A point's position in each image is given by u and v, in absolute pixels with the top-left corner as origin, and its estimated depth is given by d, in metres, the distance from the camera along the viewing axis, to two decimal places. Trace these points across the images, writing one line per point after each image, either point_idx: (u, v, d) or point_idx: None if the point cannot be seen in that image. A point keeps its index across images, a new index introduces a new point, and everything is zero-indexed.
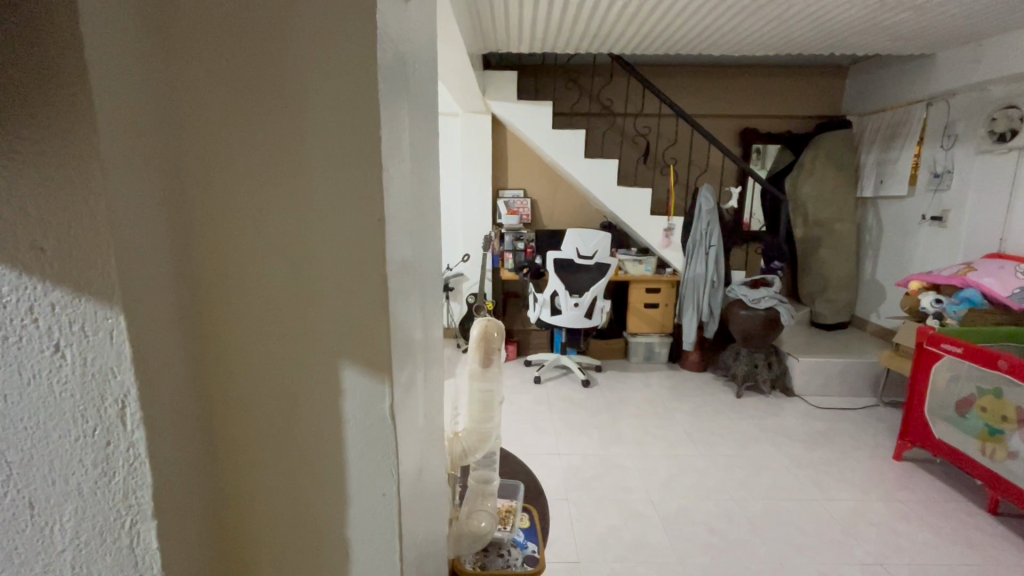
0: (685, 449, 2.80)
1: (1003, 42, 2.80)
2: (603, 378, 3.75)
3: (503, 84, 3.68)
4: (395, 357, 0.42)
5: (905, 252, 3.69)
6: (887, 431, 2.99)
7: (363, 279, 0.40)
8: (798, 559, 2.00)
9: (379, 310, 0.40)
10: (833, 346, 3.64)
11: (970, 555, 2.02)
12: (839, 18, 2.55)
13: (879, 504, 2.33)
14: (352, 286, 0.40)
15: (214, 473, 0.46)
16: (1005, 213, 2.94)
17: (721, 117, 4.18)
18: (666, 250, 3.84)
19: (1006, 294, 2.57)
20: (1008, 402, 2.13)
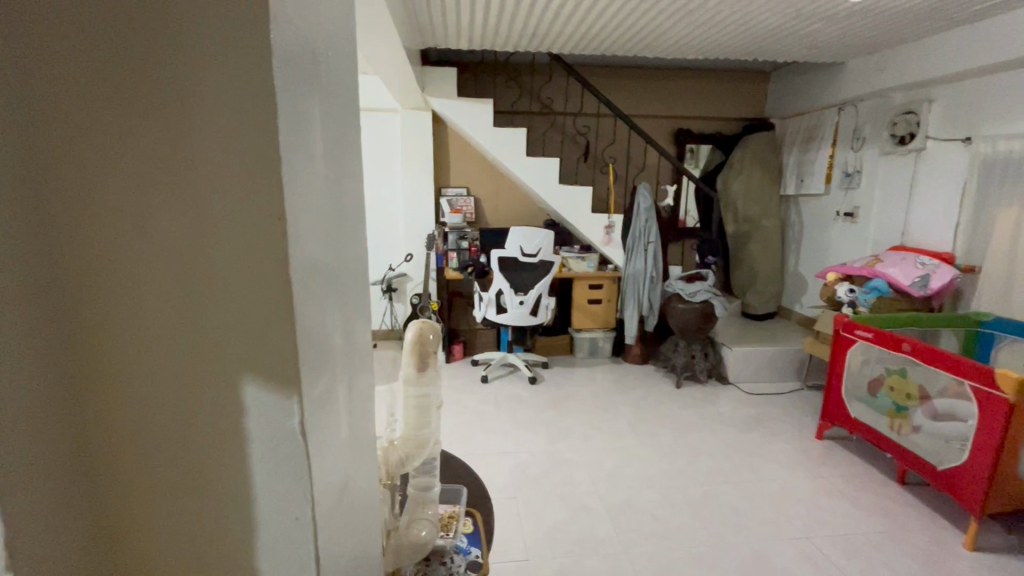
0: (629, 439, 2.88)
1: (903, 54, 3.08)
2: (550, 374, 3.79)
3: (443, 82, 3.63)
4: (305, 369, 0.38)
5: (823, 246, 3.98)
6: (810, 413, 3.22)
7: (262, 287, 0.36)
8: (735, 538, 2.10)
9: (280, 320, 0.37)
10: (762, 335, 3.87)
11: (882, 522, 2.20)
12: (761, 27, 2.71)
13: (805, 481, 2.49)
14: (249, 294, 0.36)
15: (89, 503, 0.41)
16: (907, 209, 3.23)
17: (657, 117, 4.33)
18: (608, 247, 3.93)
19: (908, 283, 2.83)
20: (912, 380, 2.34)
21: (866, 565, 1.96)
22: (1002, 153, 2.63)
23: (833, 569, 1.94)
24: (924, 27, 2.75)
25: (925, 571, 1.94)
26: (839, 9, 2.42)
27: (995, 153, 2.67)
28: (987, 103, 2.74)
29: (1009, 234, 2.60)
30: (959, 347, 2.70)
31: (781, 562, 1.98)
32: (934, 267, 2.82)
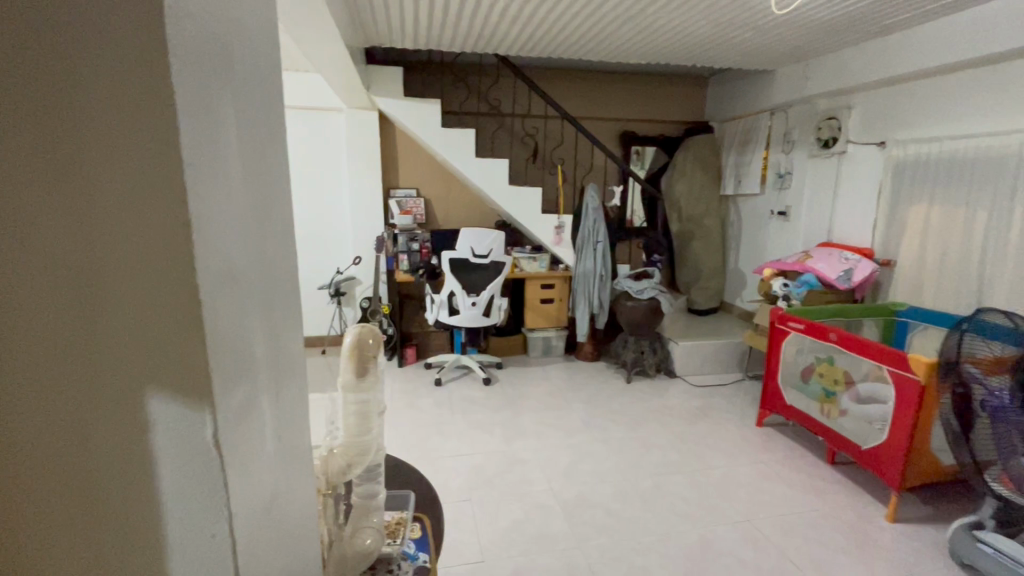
0: (582, 436, 2.94)
1: (825, 63, 3.30)
2: (504, 374, 3.80)
3: (389, 81, 3.57)
4: (220, 380, 0.37)
5: (759, 243, 4.20)
6: (751, 402, 3.39)
7: (167, 296, 0.34)
8: (682, 526, 2.18)
9: (188, 329, 0.35)
10: (706, 329, 4.04)
11: (815, 501, 2.35)
12: (695, 34, 2.83)
13: (746, 467, 2.63)
14: (151, 303, 0.34)
15: None
16: (832, 208, 3.47)
17: (603, 120, 4.44)
18: (558, 247, 3.98)
19: (835, 277, 3.04)
20: (838, 367, 2.52)
21: (802, 543, 2.08)
22: (912, 155, 2.87)
23: (773, 549, 2.05)
24: (842, 39, 2.96)
25: (853, 544, 2.08)
26: (767, 20, 2.58)
27: (906, 156, 2.91)
28: (898, 110, 2.99)
29: (919, 229, 2.84)
30: (879, 335, 2.92)
31: (725, 545, 2.07)
32: (856, 261, 3.03)
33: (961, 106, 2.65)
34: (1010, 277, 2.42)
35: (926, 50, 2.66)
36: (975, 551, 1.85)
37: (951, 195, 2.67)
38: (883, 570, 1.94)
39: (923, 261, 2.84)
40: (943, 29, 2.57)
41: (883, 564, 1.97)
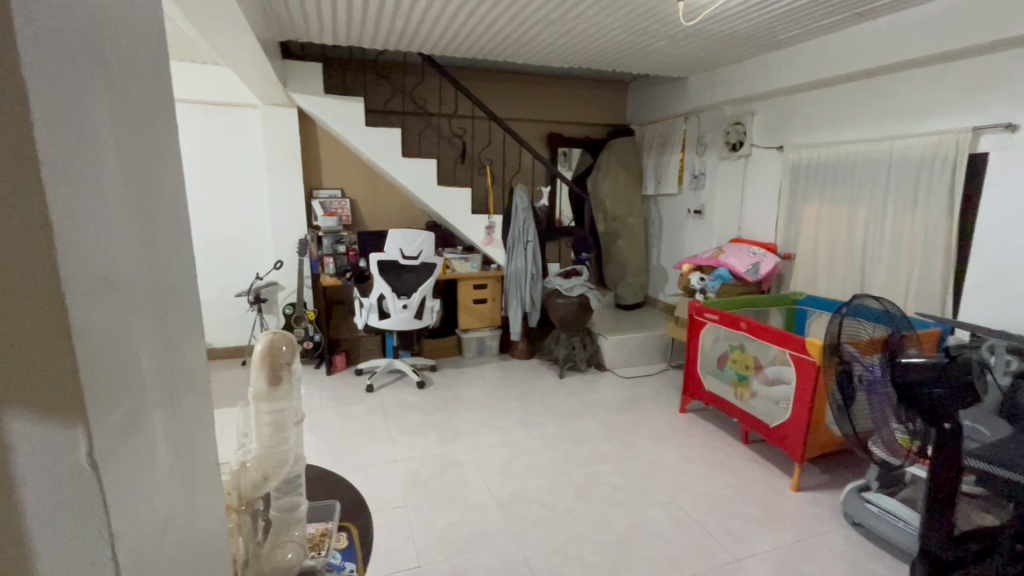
0: (517, 433, 2.97)
1: (730, 73, 3.57)
2: (438, 377, 3.77)
3: (308, 77, 3.42)
4: (90, 399, 0.34)
5: (678, 240, 4.46)
6: (674, 390, 3.59)
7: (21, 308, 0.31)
8: (614, 512, 2.27)
9: (46, 346, 0.32)
10: (633, 323, 4.23)
11: (732, 479, 2.54)
12: (613, 40, 2.95)
13: (671, 452, 2.79)
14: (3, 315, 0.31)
15: None
16: (741, 207, 3.75)
17: (529, 121, 4.53)
18: (489, 247, 3.99)
19: (744, 270, 3.30)
20: (749, 353, 2.72)
21: (721, 518, 2.24)
22: (806, 158, 3.16)
23: (695, 526, 2.18)
24: (744, 51, 3.21)
25: (764, 515, 2.27)
26: (676, 30, 2.74)
27: (801, 159, 3.20)
28: (794, 118, 3.29)
29: (813, 225, 3.14)
30: (784, 323, 3.19)
31: (654, 526, 2.18)
32: (762, 256, 3.33)
33: (844, 115, 2.97)
34: (886, 266, 2.74)
35: (813, 63, 2.95)
36: (864, 511, 2.08)
37: (838, 194, 2.97)
38: (790, 535, 2.13)
39: (816, 254, 3.14)
40: (826, 45, 2.86)
41: (790, 530, 2.17)
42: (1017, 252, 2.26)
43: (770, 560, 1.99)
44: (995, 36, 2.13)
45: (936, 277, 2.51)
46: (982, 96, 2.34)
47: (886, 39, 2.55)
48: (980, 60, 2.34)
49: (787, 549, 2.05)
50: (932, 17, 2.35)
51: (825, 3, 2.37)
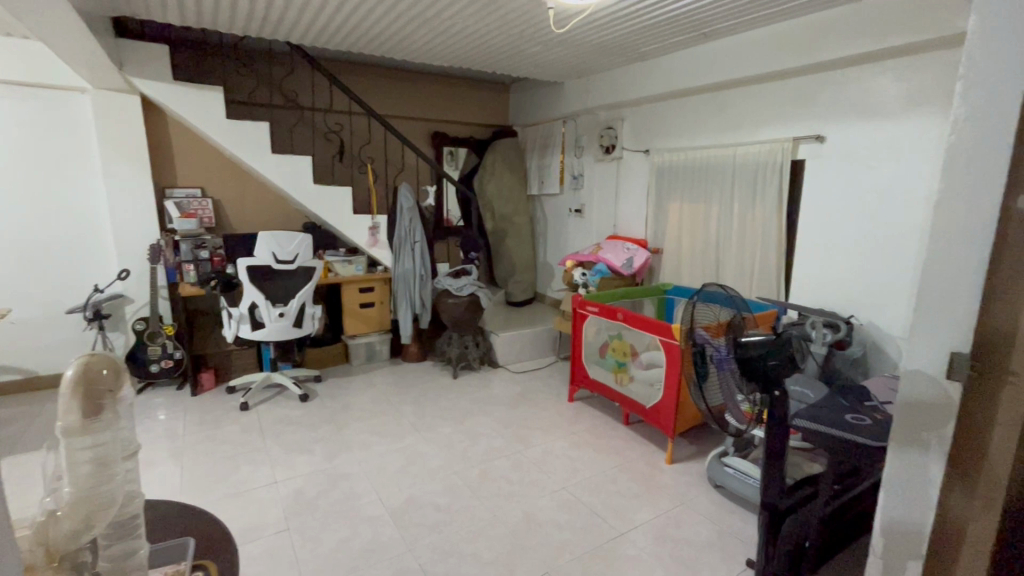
0: (410, 438, 2.90)
1: (601, 80, 3.82)
2: (323, 388, 3.55)
3: (152, 60, 3.00)
4: None
5: (562, 238, 4.67)
6: (563, 381, 3.75)
7: None
8: (508, 505, 2.32)
9: None
10: (523, 319, 4.35)
11: (615, 459, 2.73)
12: (491, 42, 3.00)
13: (561, 440, 2.91)
14: None
15: None
16: (616, 205, 4.03)
17: (412, 119, 4.46)
18: (374, 248, 3.83)
19: (620, 265, 3.54)
20: (627, 341, 2.93)
21: (606, 497, 2.39)
22: (668, 161, 3.48)
23: (584, 508, 2.31)
24: (612, 61, 3.45)
25: (644, 489, 2.46)
26: (550, 36, 2.86)
27: (664, 161, 3.52)
28: (657, 125, 3.61)
29: (676, 222, 3.47)
30: (656, 312, 3.48)
31: (545, 514, 2.27)
32: (635, 251, 3.61)
33: (696, 124, 3.33)
34: (734, 257, 3.12)
35: (670, 76, 3.26)
36: (723, 474, 2.36)
37: (694, 194, 3.32)
38: (665, 505, 2.34)
39: (680, 248, 3.47)
40: (680, 59, 3.18)
41: (666, 500, 2.38)
42: (829, 242, 2.71)
43: (649, 530, 2.17)
44: (807, 60, 2.53)
45: (771, 266, 2.92)
46: (799, 111, 2.76)
47: (727, 57, 2.90)
48: (797, 81, 2.76)
49: (663, 517, 2.25)
50: (760, 40, 2.72)
51: (677, 22, 2.63)
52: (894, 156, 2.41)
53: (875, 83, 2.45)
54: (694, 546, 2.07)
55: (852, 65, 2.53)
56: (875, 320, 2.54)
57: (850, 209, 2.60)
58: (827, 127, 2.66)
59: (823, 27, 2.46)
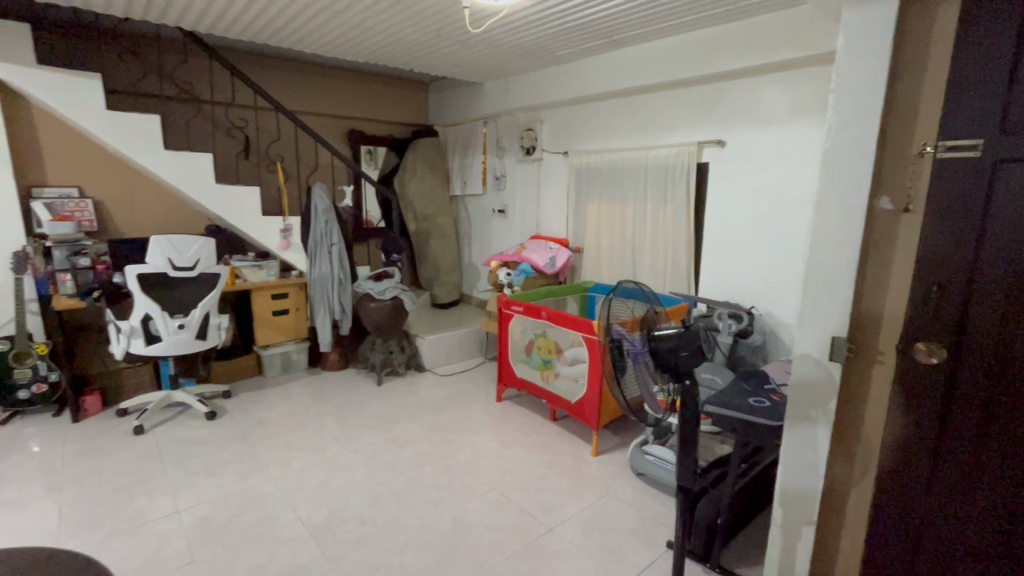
0: (332, 451, 2.76)
1: (520, 82, 3.86)
2: (233, 403, 3.28)
3: (10, 40, 2.62)
4: None
5: (486, 238, 4.67)
6: (491, 381, 3.75)
7: None
8: (437, 512, 2.27)
9: None
10: (449, 321, 4.30)
11: (543, 455, 2.77)
12: (408, 40, 2.94)
13: (490, 441, 2.91)
14: None
15: None
16: (538, 206, 4.10)
17: (325, 116, 4.27)
18: (287, 252, 3.61)
19: (544, 264, 3.60)
20: (551, 339, 2.97)
21: (535, 494, 2.42)
22: (586, 163, 3.59)
23: (513, 506, 2.32)
24: (529, 63, 3.51)
25: (571, 482, 2.52)
26: (466, 36, 2.85)
27: (582, 163, 3.63)
28: (574, 127, 3.72)
29: (595, 222, 3.59)
30: (579, 309, 3.58)
31: (475, 517, 2.25)
32: (557, 250, 3.69)
33: (611, 127, 3.46)
34: (649, 255, 3.28)
35: (584, 80, 3.36)
36: (645, 462, 2.47)
37: (611, 195, 3.45)
38: (591, 496, 2.41)
39: (599, 246, 3.59)
40: (594, 65, 3.29)
41: (591, 491, 2.45)
42: (731, 239, 2.94)
43: (577, 522, 2.22)
44: (707, 70, 2.71)
45: (682, 262, 3.11)
46: (701, 117, 2.96)
47: (636, 64, 3.04)
48: (699, 89, 2.96)
49: (590, 509, 2.32)
50: (665, 50, 2.89)
51: (587, 29, 2.72)
52: (783, 161, 2.65)
53: (764, 94, 2.68)
54: (619, 534, 2.15)
55: (745, 76, 2.75)
56: (772, 310, 2.78)
57: (748, 208, 2.83)
58: (726, 133, 2.87)
59: (720, 40, 2.65)
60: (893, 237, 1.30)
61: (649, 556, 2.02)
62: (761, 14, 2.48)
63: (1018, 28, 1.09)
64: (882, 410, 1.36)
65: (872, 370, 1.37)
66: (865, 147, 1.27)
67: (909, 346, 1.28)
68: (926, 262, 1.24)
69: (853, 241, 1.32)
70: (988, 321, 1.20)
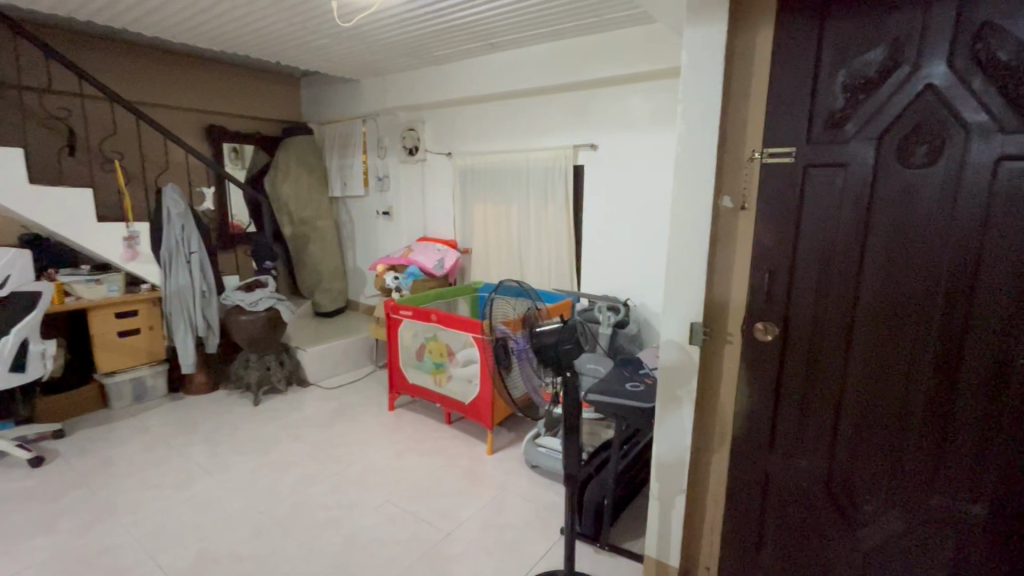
0: (199, 485, 2.45)
1: (399, 81, 3.76)
2: (68, 444, 2.78)
3: None
4: None
5: (371, 241, 4.48)
6: (383, 390, 3.61)
7: None
8: (325, 534, 2.13)
9: None
10: (334, 330, 4.06)
11: (439, 460, 2.73)
12: (270, 29, 2.71)
13: (383, 452, 2.80)
14: None
15: None
16: (424, 208, 4.04)
17: (175, 109, 3.81)
18: (133, 263, 3.12)
19: (432, 266, 3.54)
20: (442, 342, 2.93)
21: (430, 501, 2.37)
22: (469, 164, 3.60)
23: (408, 517, 2.25)
24: (406, 62, 3.43)
25: (467, 484, 2.51)
26: (335, 29, 2.71)
27: (465, 164, 3.63)
28: (457, 128, 3.71)
29: (482, 223, 3.62)
30: (469, 310, 3.58)
31: (368, 534, 2.14)
32: (445, 252, 3.65)
33: (493, 129, 3.51)
34: (534, 254, 3.39)
35: (464, 82, 3.37)
36: (537, 454, 2.54)
37: (495, 196, 3.50)
38: (487, 495, 2.43)
39: (486, 247, 3.63)
40: (472, 67, 3.31)
41: (487, 490, 2.46)
42: (607, 237, 3.14)
43: (474, 523, 2.22)
44: (577, 76, 2.87)
45: (565, 260, 3.25)
46: (576, 121, 3.13)
47: (513, 68, 3.12)
48: (572, 95, 3.11)
49: (486, 508, 2.33)
50: (539, 56, 3.00)
51: (461, 30, 2.73)
52: (648, 164, 2.89)
53: (629, 102, 2.90)
54: (515, 528, 2.19)
55: (611, 84, 2.95)
56: (645, 302, 3.02)
57: (621, 207, 3.04)
58: (598, 137, 3.06)
59: (587, 50, 2.81)
60: (733, 232, 1.48)
61: (544, 545, 2.09)
62: (622, 28, 2.68)
63: (816, 54, 1.28)
64: (733, 384, 1.55)
65: (724, 349, 1.55)
66: (707, 153, 1.44)
67: (750, 326, 1.47)
68: (759, 253, 1.43)
69: (702, 236, 1.49)
70: (804, 304, 1.39)
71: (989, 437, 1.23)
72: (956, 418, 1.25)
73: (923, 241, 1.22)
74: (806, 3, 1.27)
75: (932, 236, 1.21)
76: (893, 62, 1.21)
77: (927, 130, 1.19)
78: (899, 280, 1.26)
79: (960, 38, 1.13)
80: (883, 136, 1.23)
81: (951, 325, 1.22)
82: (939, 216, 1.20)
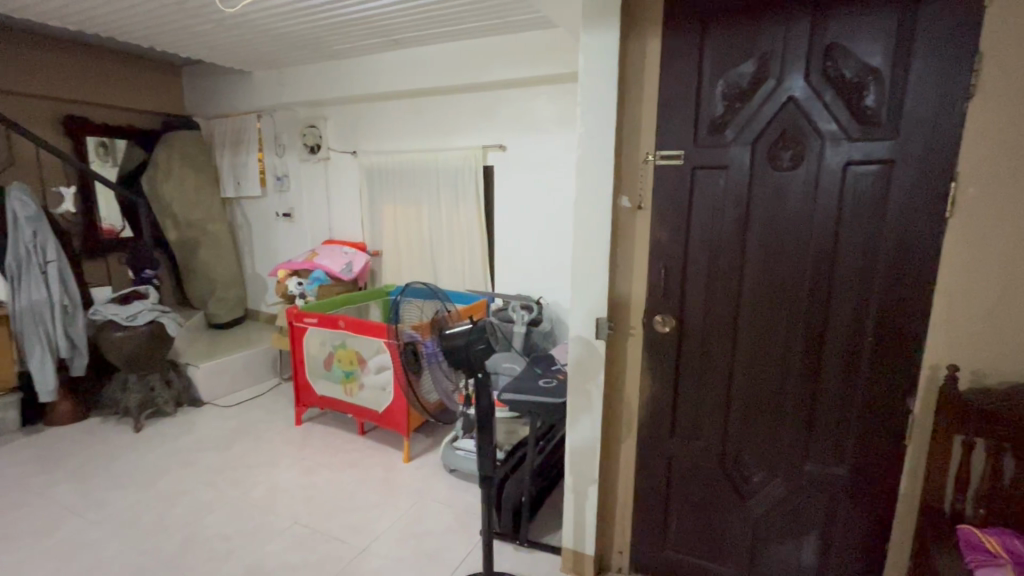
0: (65, 529, 2.13)
1: (296, 74, 3.54)
2: None
3: None
4: None
5: (271, 245, 4.18)
6: (289, 404, 3.38)
7: None
8: (223, 567, 1.94)
9: None
10: (232, 343, 3.73)
11: (352, 473, 2.60)
12: (139, 9, 2.43)
13: (290, 470, 2.61)
14: None
15: None
16: (329, 209, 3.84)
17: (22, 96, 3.29)
18: None
19: (340, 270, 3.38)
20: (352, 350, 2.79)
21: (343, 517, 2.25)
22: (376, 164, 3.48)
23: (319, 537, 2.12)
24: (302, 55, 3.23)
25: (382, 495, 2.42)
26: (218, 15, 2.48)
27: (371, 164, 3.50)
28: (361, 126, 3.57)
29: (391, 224, 3.51)
30: (380, 315, 3.44)
31: (273, 560, 1.99)
32: (352, 255, 3.48)
33: (399, 128, 3.42)
34: (447, 255, 3.35)
35: (367, 78, 3.25)
36: (456, 457, 2.51)
37: (405, 197, 3.41)
38: (405, 504, 2.35)
39: (397, 249, 3.52)
40: (375, 62, 3.19)
41: (404, 499, 2.39)
42: (518, 237, 3.18)
43: (391, 535, 2.14)
44: (483, 76, 2.87)
45: (478, 261, 3.25)
46: (484, 122, 3.13)
47: (418, 66, 3.06)
48: (479, 95, 3.11)
49: (403, 518, 2.26)
50: (444, 55, 2.96)
51: (361, 25, 2.62)
52: (554, 165, 2.97)
53: (535, 104, 2.96)
54: (434, 535, 2.15)
55: (517, 86, 2.98)
56: (557, 299, 3.09)
57: (530, 208, 3.09)
58: (506, 138, 3.08)
59: (492, 50, 2.83)
60: (633, 230, 1.55)
61: (464, 549, 2.07)
62: (524, 31, 2.73)
63: (698, 65, 1.38)
64: (638, 374, 1.63)
65: (628, 342, 1.63)
66: (606, 155, 1.50)
67: (650, 319, 1.55)
68: (656, 250, 1.52)
69: (604, 235, 1.55)
70: (697, 295, 1.50)
71: (849, 407, 1.39)
72: (823, 392, 1.41)
73: (792, 235, 1.36)
74: (687, 17, 1.37)
75: (798, 231, 1.36)
76: (761, 75, 1.33)
77: (791, 137, 1.33)
78: (773, 271, 1.40)
79: (814, 56, 1.27)
80: (756, 142, 1.36)
81: (816, 310, 1.38)
82: (803, 214, 1.34)
